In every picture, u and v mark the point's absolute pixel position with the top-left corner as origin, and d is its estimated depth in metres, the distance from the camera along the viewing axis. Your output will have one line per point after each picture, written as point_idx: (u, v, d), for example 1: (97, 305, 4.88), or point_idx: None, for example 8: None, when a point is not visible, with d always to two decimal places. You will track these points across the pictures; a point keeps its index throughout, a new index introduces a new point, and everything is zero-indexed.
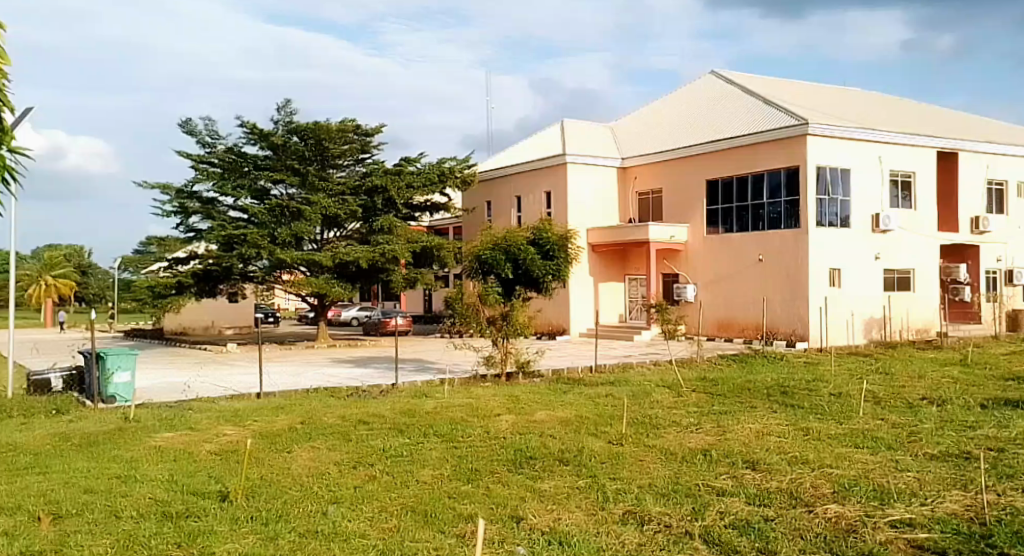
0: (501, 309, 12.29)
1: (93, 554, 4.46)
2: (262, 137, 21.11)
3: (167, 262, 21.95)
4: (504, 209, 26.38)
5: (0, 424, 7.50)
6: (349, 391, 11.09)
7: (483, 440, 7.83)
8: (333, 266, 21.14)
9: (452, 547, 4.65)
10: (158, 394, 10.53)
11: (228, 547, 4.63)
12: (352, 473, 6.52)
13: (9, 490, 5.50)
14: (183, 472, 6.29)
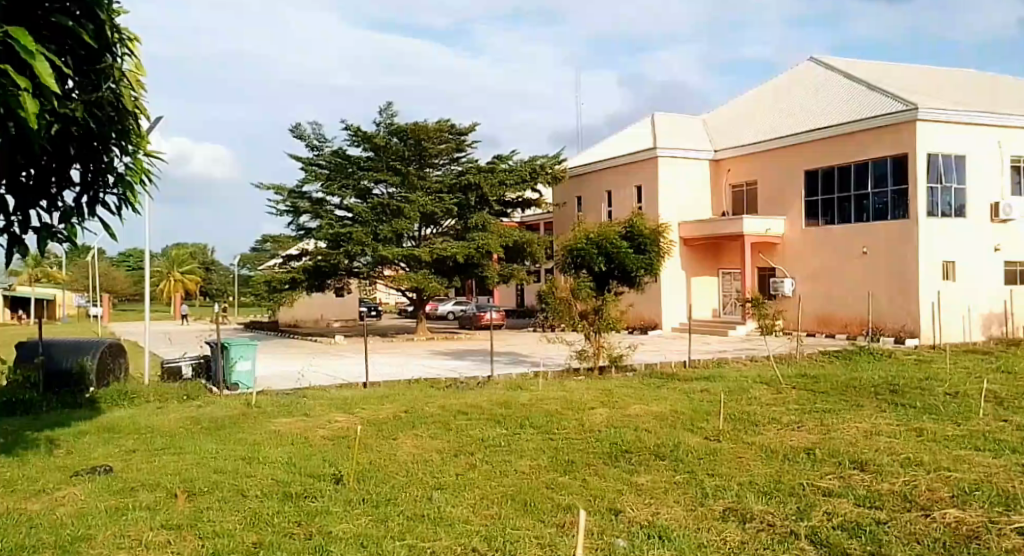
0: (593, 303, 12.12)
1: (224, 530, 4.80)
2: (364, 139, 21.97)
3: (281, 258, 23.16)
4: (595, 204, 26.27)
5: (140, 408, 8.15)
6: (448, 382, 11.39)
7: (578, 432, 7.87)
8: (431, 261, 21.68)
9: (554, 536, 4.73)
10: (275, 382, 11.17)
11: (344, 527, 4.88)
12: (454, 462, 6.72)
13: (152, 466, 5.95)
14: (301, 455, 6.65)
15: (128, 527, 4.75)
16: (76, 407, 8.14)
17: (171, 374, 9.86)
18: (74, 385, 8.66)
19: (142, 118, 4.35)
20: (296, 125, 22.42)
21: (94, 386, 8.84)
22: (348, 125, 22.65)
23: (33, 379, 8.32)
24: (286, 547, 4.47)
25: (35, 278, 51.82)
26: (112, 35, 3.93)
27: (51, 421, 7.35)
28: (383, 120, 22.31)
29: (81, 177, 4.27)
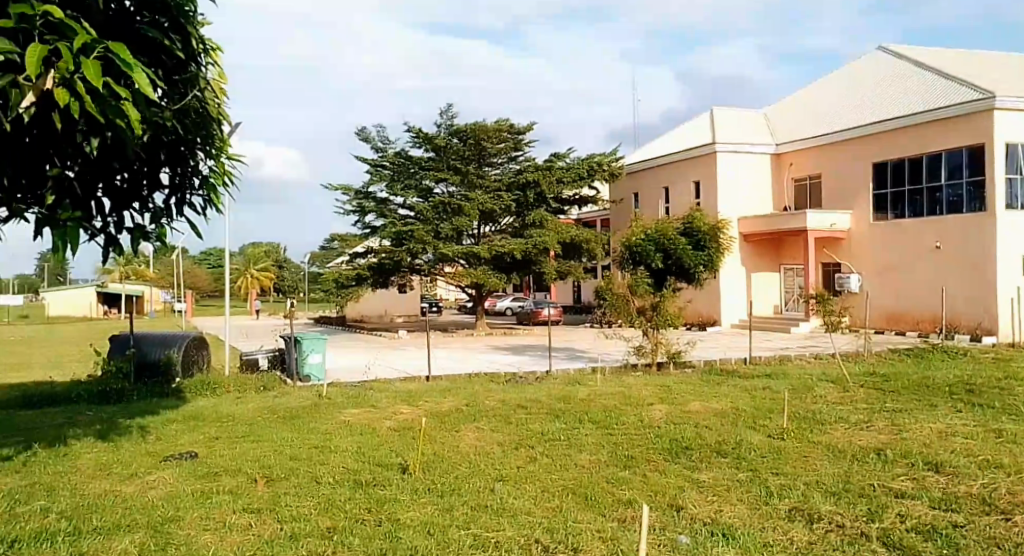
0: (651, 299, 12.05)
1: (300, 514, 5.03)
2: (426, 140, 22.47)
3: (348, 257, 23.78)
4: (652, 200, 26.08)
5: (221, 397, 8.60)
6: (507, 376, 11.57)
7: (638, 428, 7.91)
8: (490, 258, 21.94)
9: (615, 530, 4.78)
10: (344, 374, 11.57)
11: (411, 514, 5.08)
12: (515, 454, 6.85)
13: (233, 453, 6.27)
14: (369, 445, 6.89)
15: (213, 509, 5.01)
16: (163, 395, 8.65)
17: (248, 365, 10.36)
18: (162, 376, 9.21)
19: (224, 123, 4.49)
20: (361, 129, 23.03)
21: (180, 377, 9.36)
22: (410, 127, 23.15)
23: (124, 370, 8.81)
24: (359, 534, 4.66)
25: (116, 276, 54.62)
26: (199, 47, 4.03)
27: (140, 409, 7.82)
28: (444, 121, 22.77)
29: (170, 179, 4.42)
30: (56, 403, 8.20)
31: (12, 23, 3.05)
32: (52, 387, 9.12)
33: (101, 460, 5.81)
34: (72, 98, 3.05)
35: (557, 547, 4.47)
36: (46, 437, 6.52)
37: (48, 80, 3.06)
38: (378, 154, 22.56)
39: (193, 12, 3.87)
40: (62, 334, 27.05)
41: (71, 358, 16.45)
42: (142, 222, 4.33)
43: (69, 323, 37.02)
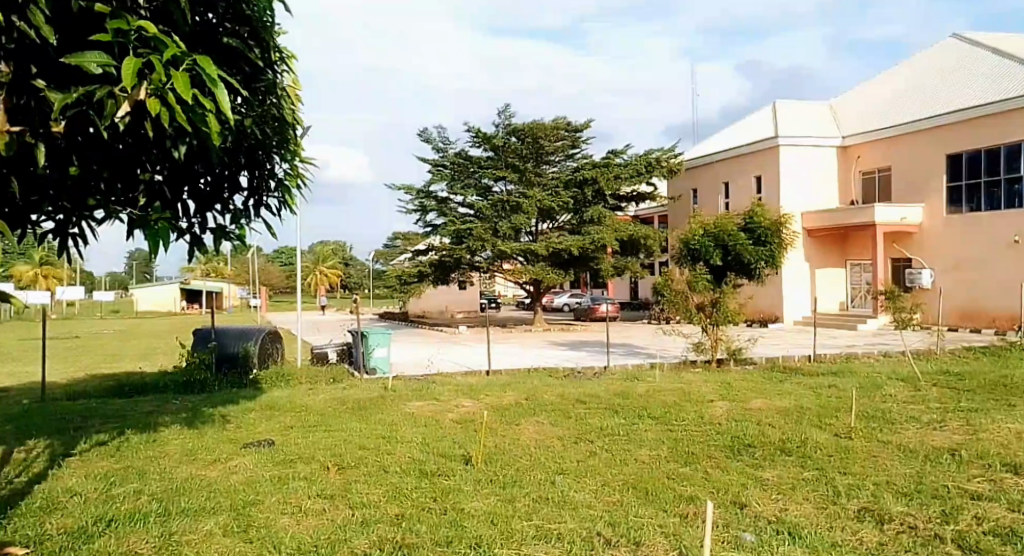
0: (711, 296, 11.94)
1: (371, 501, 5.22)
2: (484, 140, 22.76)
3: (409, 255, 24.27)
4: (712, 196, 25.74)
5: (294, 388, 8.98)
6: (566, 372, 11.68)
7: (698, 424, 7.90)
8: (548, 255, 22.04)
9: (677, 525, 4.80)
10: (408, 368, 11.88)
11: (475, 504, 5.21)
12: (576, 448, 6.92)
13: (307, 442, 6.57)
14: (433, 437, 7.08)
15: (290, 494, 5.24)
16: (242, 386, 9.10)
17: (319, 358, 10.81)
18: (240, 367, 9.71)
19: (298, 128, 4.62)
20: (423, 130, 23.51)
21: (257, 369, 9.84)
22: (470, 127, 23.50)
23: (207, 361, 9.21)
24: (426, 521, 4.82)
25: (190, 274, 57.01)
26: (275, 54, 4.15)
27: (220, 399, 8.23)
28: (502, 120, 23.02)
29: (249, 183, 4.53)
30: (144, 392, 8.74)
31: (111, 37, 3.13)
32: (139, 378, 9.69)
33: (187, 446, 6.17)
34: (165, 106, 3.12)
35: (620, 540, 4.52)
36: (137, 424, 6.96)
37: (142, 91, 3.12)
38: (439, 155, 22.99)
39: (270, 21, 4.00)
40: (143, 327, 28.53)
41: (153, 350, 17.39)
42: (223, 223, 4.48)
43: (149, 316, 38.95)
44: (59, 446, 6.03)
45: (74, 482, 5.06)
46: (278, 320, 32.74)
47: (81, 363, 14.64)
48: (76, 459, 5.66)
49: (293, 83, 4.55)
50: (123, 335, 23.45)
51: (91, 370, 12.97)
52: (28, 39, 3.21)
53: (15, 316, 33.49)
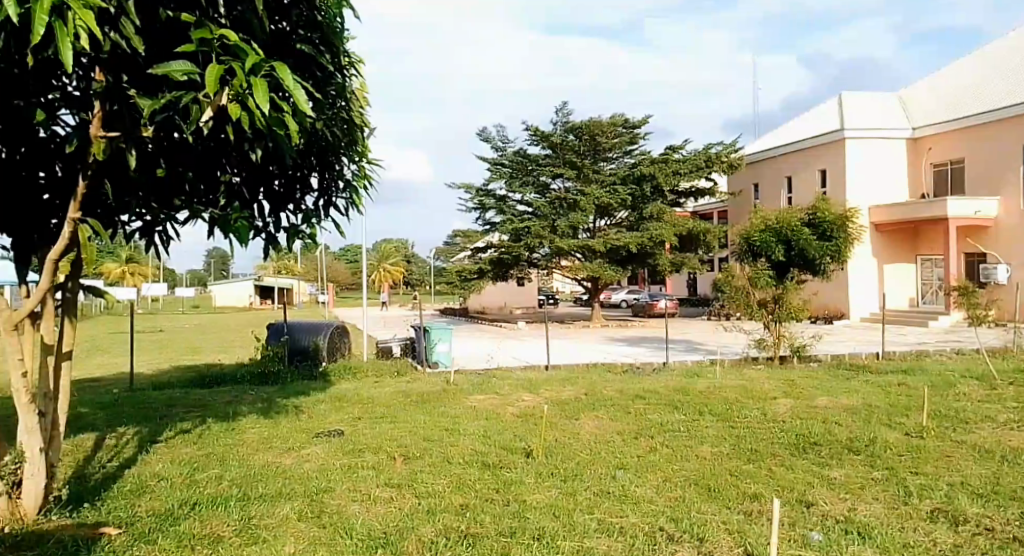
0: (773, 291, 11.76)
1: (434, 490, 5.28)
2: (542, 138, 22.84)
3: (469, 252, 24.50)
4: (774, 190, 25.14)
5: (361, 381, 9.26)
6: (625, 367, 11.67)
7: (762, 421, 7.79)
8: (606, 252, 21.98)
9: (742, 523, 4.63)
10: (469, 362, 12.11)
11: (537, 497, 5.13)
12: (635, 443, 6.85)
13: (374, 432, 6.76)
14: (494, 430, 7.17)
15: (359, 482, 5.37)
16: (312, 377, 9.45)
17: (384, 352, 11.13)
18: (310, 359, 10.08)
19: (366, 130, 4.74)
20: (483, 129, 23.79)
21: (326, 362, 10.21)
22: (528, 126, 23.63)
23: (280, 353, 9.70)
24: (490, 512, 4.76)
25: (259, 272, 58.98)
26: (343, 58, 4.25)
27: (291, 390, 8.55)
28: (560, 119, 23.08)
29: (319, 184, 4.69)
30: (222, 383, 9.14)
31: (194, 46, 3.29)
32: (217, 370, 10.15)
33: (262, 434, 6.45)
34: (245, 112, 3.25)
35: (683, 536, 4.37)
36: (217, 413, 7.31)
37: (223, 96, 3.27)
38: (498, 153, 23.23)
39: (340, 27, 4.13)
40: (218, 322, 29.79)
41: (228, 344, 18.15)
42: (295, 222, 4.66)
43: (223, 312, 40.54)
44: (146, 433, 6.38)
45: (160, 467, 5.35)
46: (342, 316, 33.59)
47: (164, 355, 15.41)
48: (161, 445, 5.98)
49: (361, 86, 4.67)
50: (200, 329, 24.56)
51: (173, 362, 13.64)
52: (119, 49, 3.40)
53: (102, 311, 35.42)
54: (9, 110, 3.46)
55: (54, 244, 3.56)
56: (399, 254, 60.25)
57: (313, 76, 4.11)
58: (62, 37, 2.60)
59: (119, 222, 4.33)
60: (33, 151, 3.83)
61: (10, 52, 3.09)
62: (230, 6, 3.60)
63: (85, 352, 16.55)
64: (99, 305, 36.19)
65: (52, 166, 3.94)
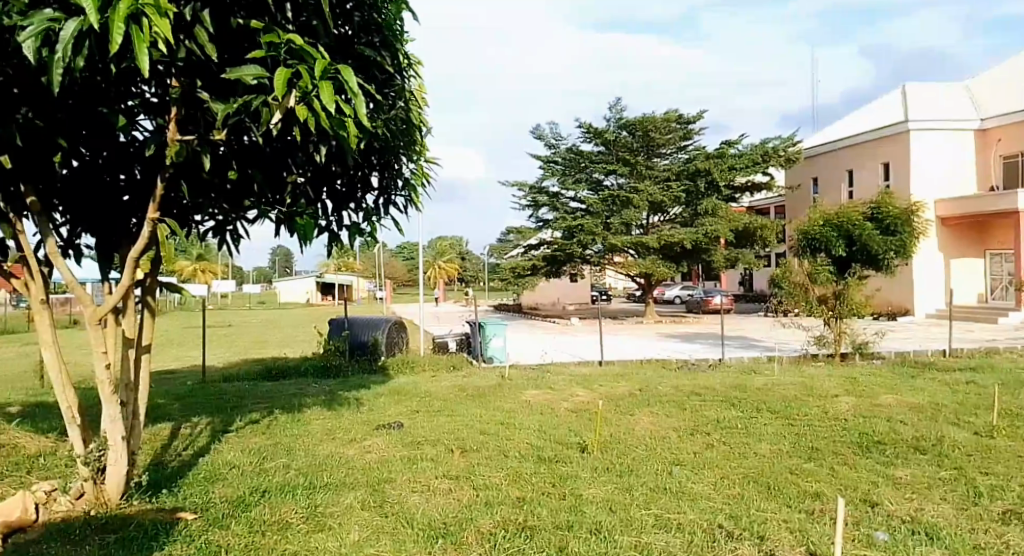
0: (833, 288, 11.47)
1: (491, 482, 5.31)
2: (596, 135, 22.79)
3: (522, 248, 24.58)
4: (833, 184, 24.46)
5: (419, 375, 9.43)
6: (680, 363, 11.58)
7: (822, 419, 7.64)
8: (659, 248, 21.79)
9: (804, 521, 4.57)
10: (523, 357, 12.21)
11: (593, 491, 5.09)
12: (692, 440, 6.75)
13: (432, 426, 6.88)
14: (549, 424, 7.19)
15: (419, 473, 5.46)
16: (372, 371, 9.68)
17: (440, 348, 11.31)
18: (370, 353, 10.29)
19: (424, 129, 4.84)
20: (536, 127, 23.87)
21: (385, 356, 10.44)
22: (581, 123, 23.61)
23: (342, 348, 9.98)
24: (547, 505, 4.76)
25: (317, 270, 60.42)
26: (403, 60, 4.36)
27: (352, 384, 8.76)
28: (613, 115, 23.00)
29: (379, 182, 4.81)
30: (287, 376, 9.45)
31: (264, 51, 3.42)
32: (282, 363, 10.50)
33: (327, 425, 6.65)
34: (311, 113, 3.37)
35: (743, 534, 4.32)
36: (283, 404, 7.56)
37: (291, 97, 3.39)
38: (551, 151, 23.28)
39: (400, 29, 4.24)
40: (280, 317, 30.71)
41: (292, 338, 18.67)
42: (357, 220, 4.81)
43: (286, 307, 41.73)
44: (219, 423, 6.65)
45: (232, 455, 5.58)
46: (399, 311, 34.18)
47: (232, 349, 16.00)
48: (233, 435, 6.23)
49: (420, 87, 4.78)
50: (265, 324, 25.40)
51: (240, 356, 14.12)
52: (193, 56, 3.57)
53: (174, 306, 36.94)
54: (92, 116, 3.65)
55: (136, 242, 3.75)
56: (453, 252, 60.87)
57: (374, 77, 4.22)
58: (138, 41, 2.74)
59: (192, 222, 4.54)
60: (114, 155, 4.03)
61: (96, 61, 3.27)
62: (298, 14, 3.74)
63: (159, 345, 17.29)
64: (171, 302, 37.74)
65: (131, 169, 4.13)
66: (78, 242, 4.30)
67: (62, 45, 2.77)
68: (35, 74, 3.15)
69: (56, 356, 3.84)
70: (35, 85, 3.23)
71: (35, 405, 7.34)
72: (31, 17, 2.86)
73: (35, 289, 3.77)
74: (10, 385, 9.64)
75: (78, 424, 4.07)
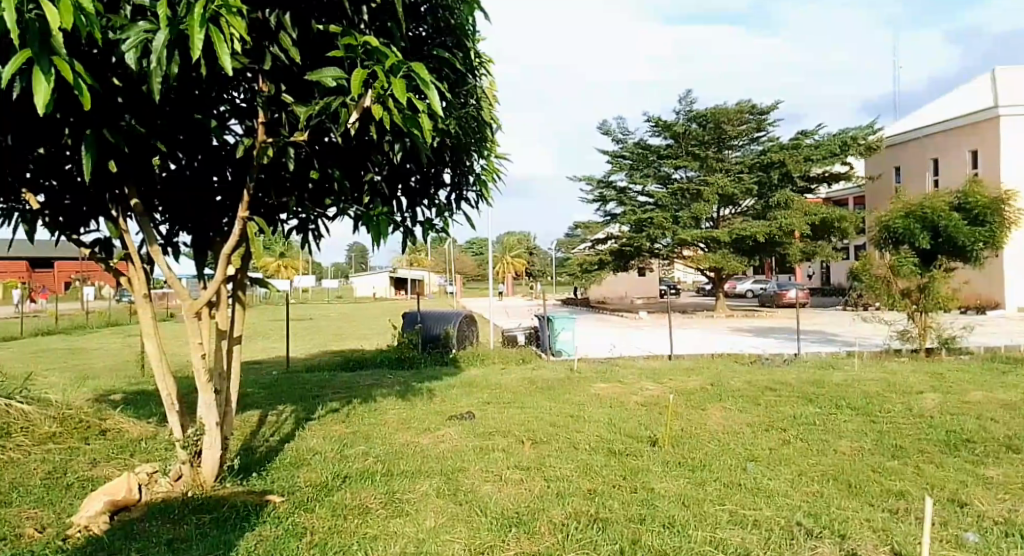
0: (918, 281, 10.98)
1: (562, 474, 5.33)
2: (664, 128, 22.54)
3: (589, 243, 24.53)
4: (917, 173, 23.42)
5: (490, 368, 9.59)
6: (754, 358, 11.37)
7: (906, 416, 7.38)
8: (730, 242, 21.38)
9: (888, 521, 4.47)
10: (592, 351, 12.22)
11: (665, 486, 5.07)
12: (767, 436, 6.63)
13: (503, 417, 7.00)
14: (620, 417, 7.17)
15: (491, 463, 5.54)
16: (443, 363, 9.91)
17: (510, 341, 11.47)
18: (441, 347, 10.53)
19: (495, 126, 4.93)
20: (603, 122, 23.78)
21: (456, 349, 10.66)
22: (650, 116, 23.36)
23: (414, 341, 10.25)
24: (619, 498, 4.78)
25: (388, 266, 61.80)
26: (474, 59, 4.45)
27: (425, 375, 8.99)
28: (683, 107, 22.67)
29: (451, 179, 4.92)
30: (363, 367, 9.77)
31: (342, 53, 3.54)
32: (359, 355, 10.85)
33: (402, 415, 6.85)
34: (387, 112, 3.48)
35: (823, 532, 4.26)
36: (361, 394, 7.82)
37: (368, 97, 3.51)
38: (619, 146, 23.16)
39: (471, 30, 4.33)
40: (356, 311, 31.65)
41: (367, 331, 19.21)
42: (429, 216, 4.93)
43: (361, 302, 42.91)
44: (302, 411, 6.95)
45: (314, 442, 5.83)
46: (469, 305, 34.72)
47: (312, 341, 16.61)
48: (315, 422, 6.50)
49: (491, 85, 4.86)
50: (342, 318, 26.28)
51: (319, 348, 14.64)
52: (279, 61, 3.75)
53: (258, 300, 38.57)
54: (188, 122, 3.89)
55: (228, 238, 4.00)
56: (521, 248, 61.20)
57: (447, 77, 4.32)
58: (216, 41, 2.90)
59: (278, 221, 4.77)
60: (208, 158, 4.29)
61: (191, 69, 3.48)
62: (375, 18, 3.86)
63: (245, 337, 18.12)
64: (256, 296, 39.49)
65: (223, 171, 4.39)
66: (177, 240, 4.59)
67: (156, 55, 2.96)
68: (136, 84, 3.38)
69: (158, 346, 4.13)
70: (136, 94, 3.47)
71: (135, 392, 7.84)
72: (130, 28, 3.07)
73: (138, 284, 4.08)
74: (114, 373, 10.33)
75: (177, 411, 4.37)
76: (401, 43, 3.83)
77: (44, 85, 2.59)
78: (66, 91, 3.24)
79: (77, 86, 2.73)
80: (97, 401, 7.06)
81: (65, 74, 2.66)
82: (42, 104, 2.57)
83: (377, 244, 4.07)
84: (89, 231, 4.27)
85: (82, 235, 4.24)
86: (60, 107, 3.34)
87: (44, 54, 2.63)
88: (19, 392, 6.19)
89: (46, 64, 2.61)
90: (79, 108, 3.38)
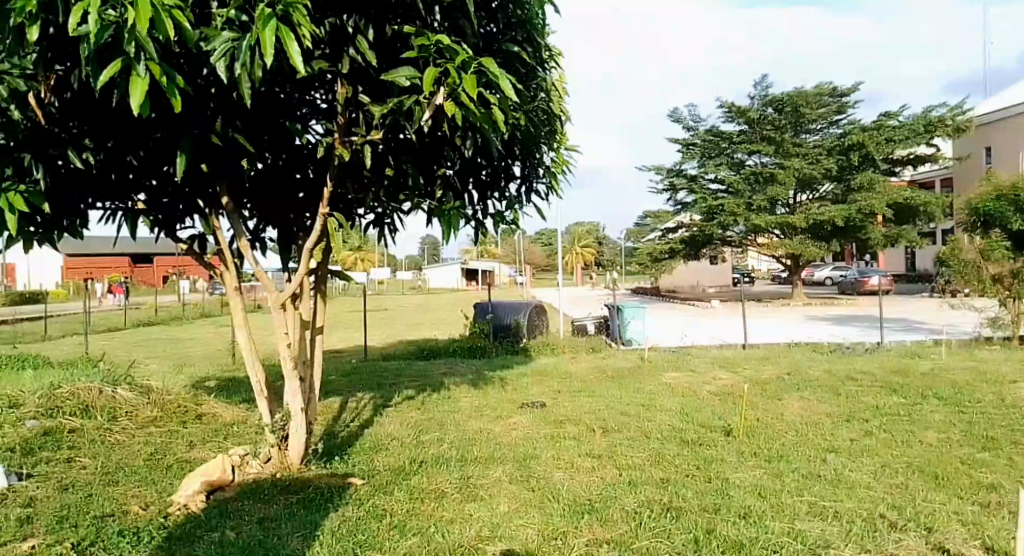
0: (1009, 265, 10.30)
1: (634, 462, 5.35)
2: (738, 114, 22.06)
3: (660, 231, 24.18)
4: (1009, 154, 22.19)
5: (560, 356, 9.68)
6: (832, 347, 11.05)
7: (998, 407, 7.03)
8: (808, 227, 20.66)
9: (978, 515, 4.30)
10: (666, 340, 12.14)
11: (741, 476, 5.02)
12: (848, 427, 6.42)
13: (573, 405, 7.06)
14: (692, 406, 7.09)
15: (563, 451, 5.58)
16: (515, 352, 10.06)
17: (579, 330, 11.58)
18: (512, 336, 10.68)
19: (563, 119, 4.98)
20: (676, 112, 23.52)
21: (526, 338, 10.79)
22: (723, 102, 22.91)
23: (485, 331, 10.47)
24: (692, 488, 4.77)
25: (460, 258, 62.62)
26: (545, 53, 4.50)
27: (497, 364, 9.15)
28: (758, 92, 22.16)
29: (521, 171, 4.95)
30: (438, 355, 10.03)
31: (416, 53, 3.61)
32: (433, 344, 11.15)
33: (475, 403, 7.01)
34: (459, 109, 3.56)
35: (908, 525, 4.14)
36: (435, 382, 8.04)
37: (440, 95, 3.58)
38: (690, 133, 22.82)
39: (541, 24, 4.36)
40: (429, 301, 32.35)
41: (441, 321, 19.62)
42: (500, 209, 5.01)
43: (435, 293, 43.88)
44: (379, 399, 7.18)
45: (392, 428, 6.03)
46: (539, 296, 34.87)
47: (389, 331, 17.06)
48: (393, 409, 6.73)
49: (561, 78, 4.92)
50: (418, 309, 26.85)
51: (396, 338, 15.06)
52: (356, 63, 3.90)
53: (338, 291, 39.96)
54: (274, 125, 4.09)
55: (310, 234, 4.23)
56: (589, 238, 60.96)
57: (517, 71, 4.35)
58: (288, 39, 2.99)
59: (356, 216, 4.96)
60: (292, 158, 4.53)
61: (278, 72, 3.67)
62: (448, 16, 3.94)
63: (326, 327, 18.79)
64: (335, 288, 40.94)
65: (306, 169, 4.61)
66: (263, 235, 4.84)
67: (241, 59, 3.12)
68: (228, 91, 3.59)
69: (246, 335, 4.37)
70: (227, 99, 3.69)
71: (227, 379, 8.29)
72: (216, 38, 3.23)
73: (229, 277, 4.32)
74: (207, 361, 10.93)
75: (266, 397, 4.63)
76: (473, 40, 3.89)
77: (139, 87, 2.79)
78: (165, 98, 3.48)
79: (170, 90, 2.93)
80: (194, 387, 7.51)
81: (158, 77, 2.86)
82: (137, 106, 2.77)
83: (449, 240, 4.18)
84: (185, 228, 4.57)
85: (179, 232, 4.55)
86: (159, 112, 3.59)
87: (138, 60, 2.82)
88: (124, 380, 6.65)
89: (140, 69, 2.81)
90: (177, 112, 3.63)
